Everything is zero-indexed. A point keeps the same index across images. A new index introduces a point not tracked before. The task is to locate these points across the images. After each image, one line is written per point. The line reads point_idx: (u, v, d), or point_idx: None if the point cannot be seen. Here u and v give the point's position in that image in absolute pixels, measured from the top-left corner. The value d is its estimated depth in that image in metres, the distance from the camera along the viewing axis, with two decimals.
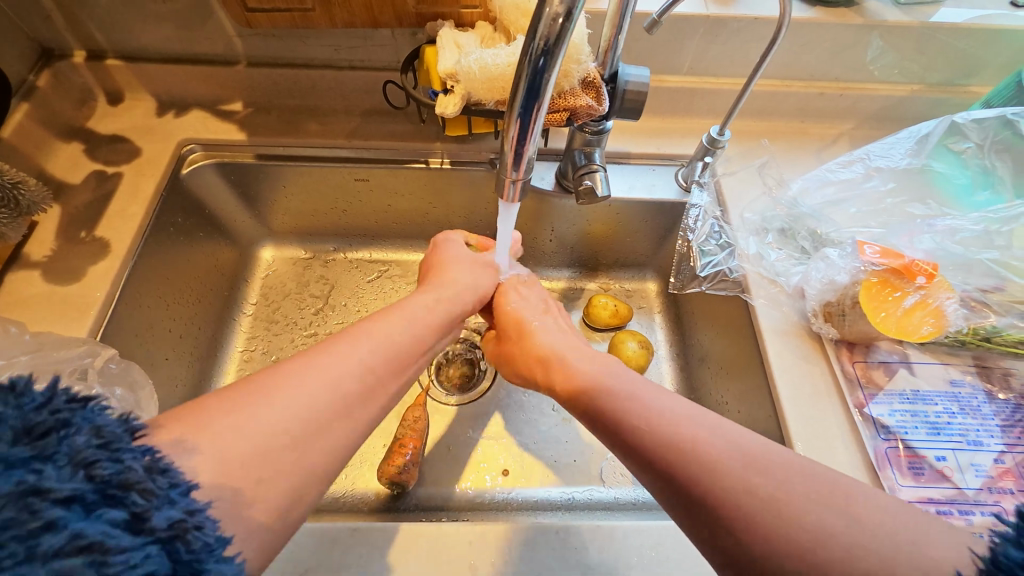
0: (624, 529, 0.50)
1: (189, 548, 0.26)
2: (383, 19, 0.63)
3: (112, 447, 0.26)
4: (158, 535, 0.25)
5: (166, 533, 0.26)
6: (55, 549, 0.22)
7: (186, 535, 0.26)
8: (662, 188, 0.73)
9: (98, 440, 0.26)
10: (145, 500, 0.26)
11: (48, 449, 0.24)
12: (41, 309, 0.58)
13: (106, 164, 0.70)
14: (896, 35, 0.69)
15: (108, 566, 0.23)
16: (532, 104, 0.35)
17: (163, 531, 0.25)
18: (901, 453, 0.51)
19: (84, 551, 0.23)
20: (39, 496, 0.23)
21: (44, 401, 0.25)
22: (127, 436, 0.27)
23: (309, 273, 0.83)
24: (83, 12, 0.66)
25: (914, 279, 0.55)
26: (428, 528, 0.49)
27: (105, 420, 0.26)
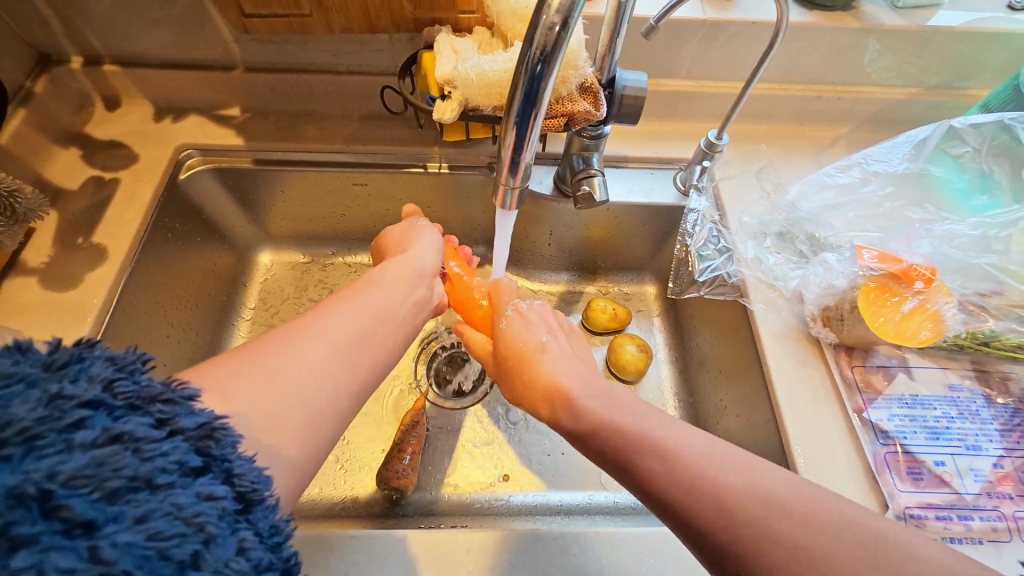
0: (625, 535, 0.50)
1: (219, 444, 0.30)
2: (380, 24, 0.63)
3: (129, 369, 0.28)
4: (187, 434, 0.28)
5: (194, 433, 0.29)
6: (91, 440, 0.25)
7: (213, 434, 0.30)
8: (660, 191, 0.73)
9: (115, 365, 0.28)
10: (169, 408, 0.29)
11: (69, 376, 0.27)
12: (38, 316, 0.58)
13: (103, 170, 0.70)
14: (893, 38, 0.69)
15: (144, 451, 0.26)
16: (528, 111, 0.35)
17: (192, 431, 0.29)
18: (900, 458, 0.51)
19: (118, 440, 0.25)
20: (67, 400, 0.25)
21: (54, 348, 0.27)
22: (141, 363, 0.29)
23: (308, 278, 0.83)
24: (80, 18, 0.66)
25: (912, 284, 0.55)
26: (427, 536, 0.49)
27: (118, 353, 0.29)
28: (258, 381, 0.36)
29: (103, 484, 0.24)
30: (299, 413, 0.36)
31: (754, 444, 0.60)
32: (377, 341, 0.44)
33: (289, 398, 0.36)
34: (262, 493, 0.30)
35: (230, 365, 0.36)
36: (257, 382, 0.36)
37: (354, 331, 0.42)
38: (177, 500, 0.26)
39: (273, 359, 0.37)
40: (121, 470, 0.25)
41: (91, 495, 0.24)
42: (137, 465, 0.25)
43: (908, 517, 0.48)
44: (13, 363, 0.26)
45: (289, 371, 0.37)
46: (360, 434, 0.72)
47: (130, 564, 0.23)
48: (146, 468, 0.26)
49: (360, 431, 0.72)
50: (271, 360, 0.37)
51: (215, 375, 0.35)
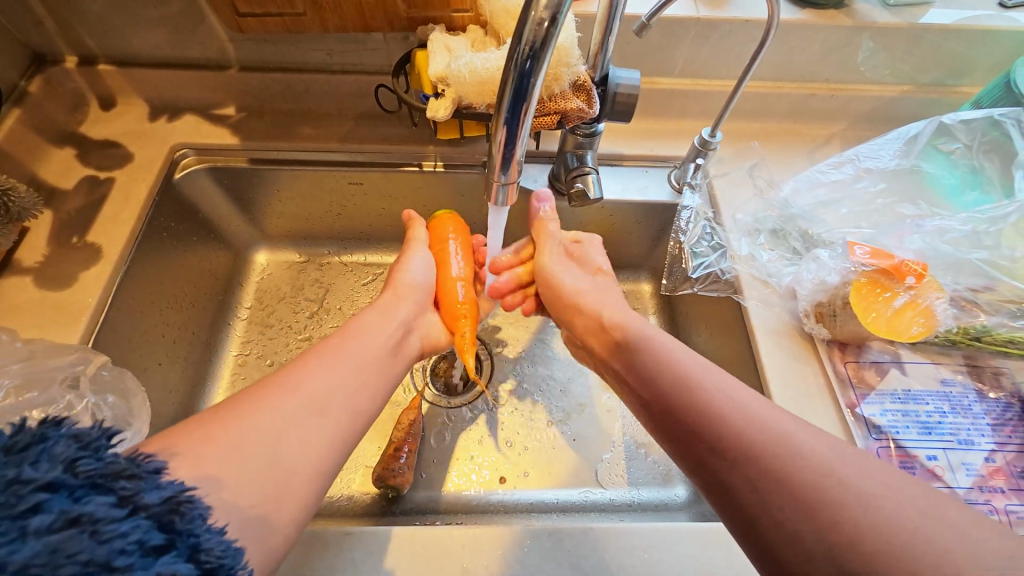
0: (619, 530, 0.50)
1: (184, 519, 0.28)
2: (374, 23, 0.63)
3: (94, 446, 0.27)
4: (150, 510, 0.27)
5: (158, 508, 0.28)
6: (47, 526, 0.24)
7: (178, 508, 0.28)
8: (655, 190, 0.73)
9: (79, 443, 0.27)
10: (133, 484, 0.28)
11: (30, 459, 0.26)
12: (33, 315, 0.58)
13: (98, 169, 0.70)
14: (886, 36, 0.70)
15: (102, 533, 0.25)
16: (518, 107, 0.35)
17: (156, 507, 0.28)
18: (892, 453, 0.51)
19: (75, 523, 0.25)
20: (23, 484, 0.25)
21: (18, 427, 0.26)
22: (107, 437, 0.28)
23: (304, 277, 0.83)
24: (74, 17, 0.66)
25: (904, 279, 0.55)
26: (421, 532, 0.49)
27: (84, 426, 0.28)
28: (227, 445, 0.37)
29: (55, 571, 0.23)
30: (274, 474, 0.38)
31: None
32: (348, 399, 0.45)
33: (261, 461, 0.38)
34: (231, 568, 0.29)
35: (204, 432, 0.37)
36: (225, 447, 0.37)
37: (327, 389, 0.44)
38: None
39: (247, 419, 0.39)
40: (76, 556, 0.24)
41: None
42: (93, 549, 0.25)
43: None
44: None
45: (261, 432, 0.39)
46: None
47: None
48: (104, 551, 0.25)
49: None
50: (242, 423, 0.39)
51: (193, 440, 0.37)
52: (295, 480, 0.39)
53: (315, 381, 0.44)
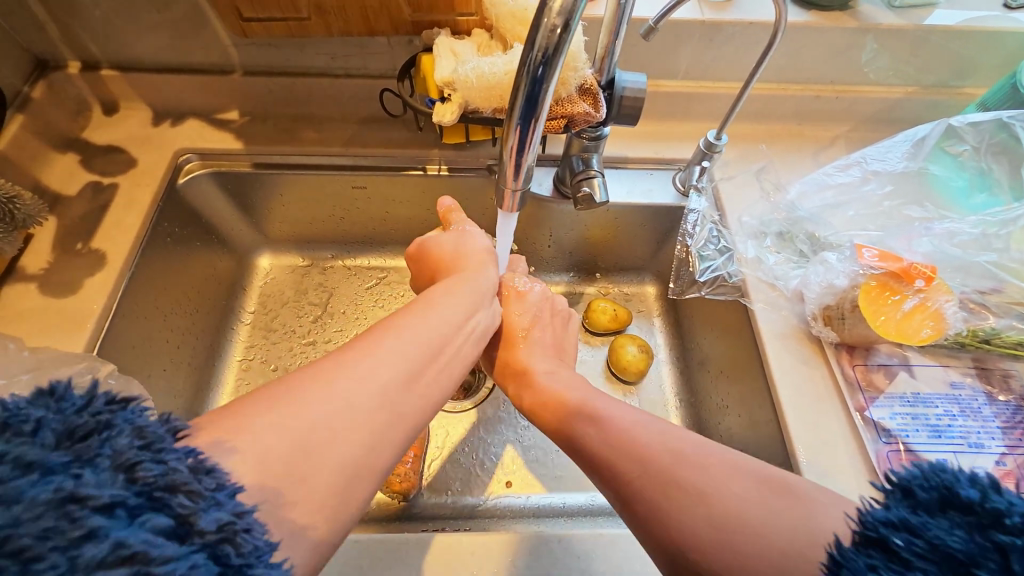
0: (628, 536, 0.50)
1: (239, 551, 0.26)
2: (379, 27, 0.63)
3: (156, 447, 0.26)
4: (206, 539, 0.25)
5: (214, 536, 0.25)
6: (98, 558, 0.22)
7: (234, 538, 0.26)
8: (660, 193, 0.73)
9: (141, 442, 0.25)
10: (191, 502, 0.25)
11: (92, 449, 0.24)
12: (37, 322, 0.57)
13: (102, 175, 0.70)
14: (891, 37, 0.69)
15: (157, 574, 0.23)
16: (531, 114, 0.35)
17: (212, 534, 0.25)
18: (902, 457, 0.51)
19: (130, 559, 0.22)
20: (79, 503, 0.22)
21: (82, 405, 0.25)
22: (169, 436, 0.27)
23: (308, 281, 0.83)
24: (78, 23, 0.66)
25: (913, 283, 0.55)
26: (430, 539, 0.49)
27: (149, 422, 0.27)
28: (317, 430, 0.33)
29: None
30: (331, 449, 0.33)
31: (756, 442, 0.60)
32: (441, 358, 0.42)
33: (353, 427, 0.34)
34: None
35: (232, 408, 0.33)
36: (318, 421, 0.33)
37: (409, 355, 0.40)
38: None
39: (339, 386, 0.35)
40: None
41: None
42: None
43: None
44: (41, 419, 0.24)
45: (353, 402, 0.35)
46: None
47: None
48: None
49: None
50: (307, 394, 0.34)
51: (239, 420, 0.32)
52: (368, 451, 0.34)
53: (389, 344, 0.39)
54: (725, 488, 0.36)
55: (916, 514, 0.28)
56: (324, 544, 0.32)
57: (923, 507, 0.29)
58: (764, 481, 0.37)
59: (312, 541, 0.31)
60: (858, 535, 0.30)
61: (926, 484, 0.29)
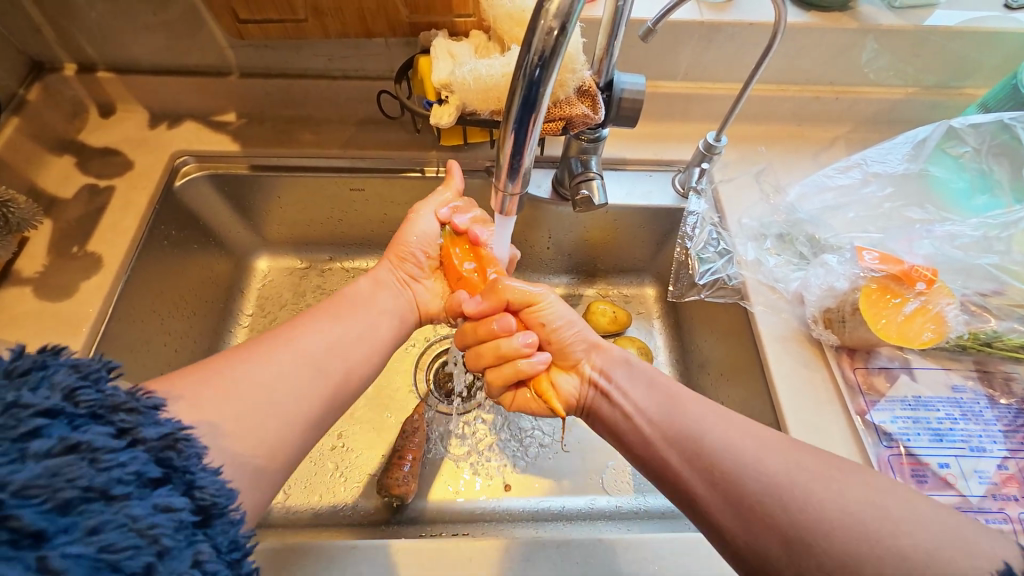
0: (627, 541, 0.49)
1: (181, 456, 0.30)
2: (376, 29, 0.63)
3: (93, 377, 0.28)
4: (149, 445, 0.28)
5: (156, 443, 0.29)
6: (46, 450, 0.24)
7: (176, 445, 0.30)
8: (659, 194, 0.73)
9: (78, 373, 0.28)
10: (132, 418, 0.29)
11: (30, 383, 0.26)
12: (33, 327, 0.57)
13: (98, 178, 0.69)
14: (891, 37, 0.69)
15: (102, 461, 0.26)
16: (527, 116, 0.34)
17: (154, 441, 0.29)
18: (904, 461, 0.50)
19: (75, 450, 0.25)
20: (23, 408, 0.25)
21: (13, 356, 0.27)
22: (106, 370, 0.29)
23: (306, 283, 0.82)
24: (74, 25, 0.66)
25: (914, 285, 0.55)
26: (428, 546, 0.48)
27: (82, 359, 0.29)
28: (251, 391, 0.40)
29: (57, 493, 0.24)
30: (261, 402, 0.41)
31: None
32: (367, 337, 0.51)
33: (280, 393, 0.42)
34: (225, 505, 0.31)
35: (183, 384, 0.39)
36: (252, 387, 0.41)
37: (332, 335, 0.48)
38: (134, 511, 0.26)
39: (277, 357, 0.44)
40: (76, 480, 0.24)
41: (43, 505, 0.23)
42: (93, 475, 0.25)
43: None
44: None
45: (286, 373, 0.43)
46: (359, 441, 0.71)
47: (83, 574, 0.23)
48: (103, 478, 0.25)
49: (361, 438, 0.71)
50: (243, 373, 0.41)
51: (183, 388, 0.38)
52: (305, 404, 0.43)
53: (312, 331, 0.47)
54: (849, 507, 0.35)
55: None
56: (266, 483, 0.40)
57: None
58: (898, 500, 0.35)
59: (259, 474, 0.39)
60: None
61: None
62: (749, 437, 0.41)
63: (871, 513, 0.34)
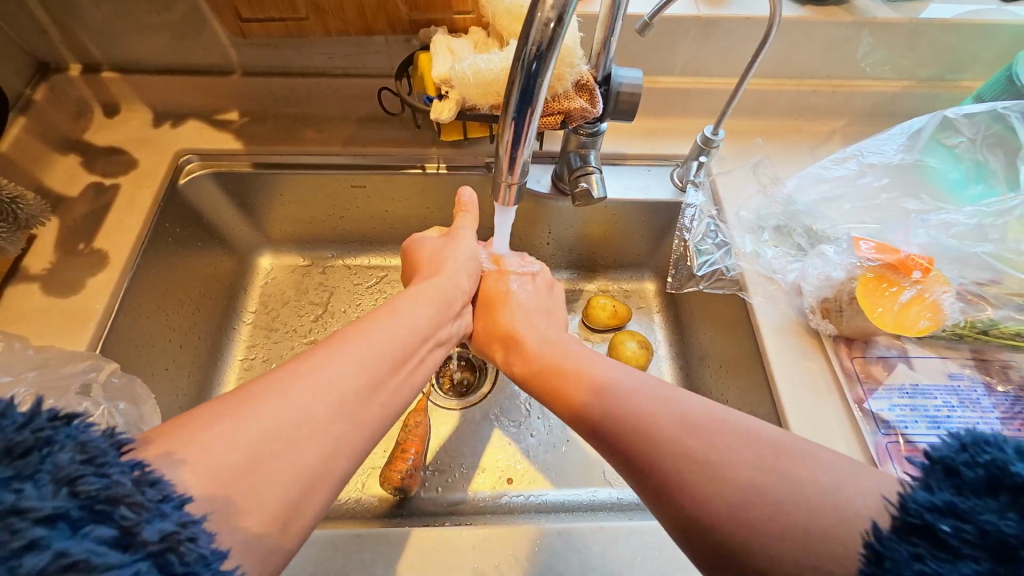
0: (626, 530, 0.50)
1: (183, 561, 0.25)
2: (377, 26, 0.64)
3: (99, 462, 0.25)
4: (149, 548, 0.24)
5: (157, 547, 0.24)
6: (38, 568, 0.21)
7: (178, 547, 0.25)
8: (657, 188, 0.73)
9: (84, 456, 0.25)
10: (134, 514, 0.25)
11: (31, 466, 0.23)
12: (41, 322, 0.58)
13: (103, 176, 0.70)
14: (886, 32, 0.70)
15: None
16: (525, 108, 0.35)
17: (155, 544, 0.24)
18: (901, 448, 0.51)
19: (69, 571, 0.22)
20: (22, 516, 0.22)
21: (24, 420, 0.24)
22: (115, 449, 0.26)
23: (308, 280, 0.83)
24: (79, 25, 0.67)
25: (910, 274, 0.56)
26: (433, 535, 0.49)
27: (93, 436, 0.26)
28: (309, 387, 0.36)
29: None
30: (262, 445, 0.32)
31: None
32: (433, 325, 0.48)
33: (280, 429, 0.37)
34: None
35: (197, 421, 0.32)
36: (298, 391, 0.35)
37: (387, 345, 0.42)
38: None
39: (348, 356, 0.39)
40: None
41: None
42: None
43: None
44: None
45: (340, 380, 0.37)
46: None
47: None
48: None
49: None
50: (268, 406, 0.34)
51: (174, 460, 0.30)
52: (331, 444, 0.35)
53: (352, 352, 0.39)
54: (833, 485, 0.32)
55: (964, 496, 0.26)
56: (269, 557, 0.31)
57: (968, 487, 0.26)
58: None
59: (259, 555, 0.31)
60: (898, 520, 0.28)
61: (972, 460, 0.27)
62: (697, 438, 0.36)
63: (833, 502, 0.31)
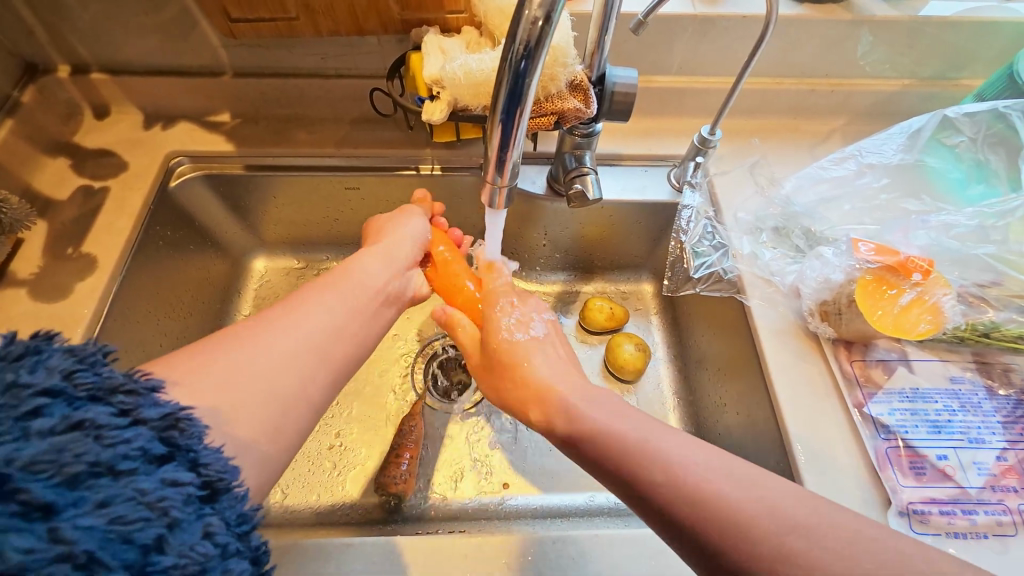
0: (622, 537, 0.49)
1: (184, 434, 0.31)
2: (368, 26, 0.63)
3: (90, 360, 0.29)
4: (150, 424, 0.29)
5: (158, 423, 0.30)
6: (50, 428, 0.26)
7: (177, 424, 0.31)
8: (654, 189, 0.73)
9: (75, 357, 0.29)
10: (131, 399, 0.29)
11: (27, 366, 0.28)
12: (27, 328, 0.57)
13: (92, 179, 0.69)
14: (885, 30, 0.69)
15: (105, 438, 0.27)
16: (513, 108, 0.34)
17: (155, 421, 0.30)
18: (901, 453, 0.50)
19: (79, 428, 0.27)
20: (24, 389, 0.27)
21: (12, 339, 0.28)
22: (104, 354, 0.30)
23: (303, 283, 0.82)
24: (67, 26, 0.66)
25: (910, 276, 0.55)
26: (426, 544, 0.48)
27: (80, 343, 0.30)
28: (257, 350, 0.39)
29: (63, 468, 0.25)
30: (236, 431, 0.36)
31: (754, 440, 0.59)
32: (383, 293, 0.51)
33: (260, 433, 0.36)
34: (229, 480, 0.32)
35: None
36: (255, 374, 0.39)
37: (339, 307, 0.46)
38: (141, 485, 0.27)
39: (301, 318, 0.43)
40: (82, 456, 0.26)
41: (52, 479, 0.25)
42: (99, 451, 0.27)
43: (911, 513, 0.47)
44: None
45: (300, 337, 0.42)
46: (357, 439, 0.71)
47: (92, 544, 0.25)
48: (108, 454, 0.27)
49: (358, 436, 0.71)
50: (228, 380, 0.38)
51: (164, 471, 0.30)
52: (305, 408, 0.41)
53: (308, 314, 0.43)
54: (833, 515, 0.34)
55: None
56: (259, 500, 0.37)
57: None
58: None
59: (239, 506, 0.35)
60: None
61: None
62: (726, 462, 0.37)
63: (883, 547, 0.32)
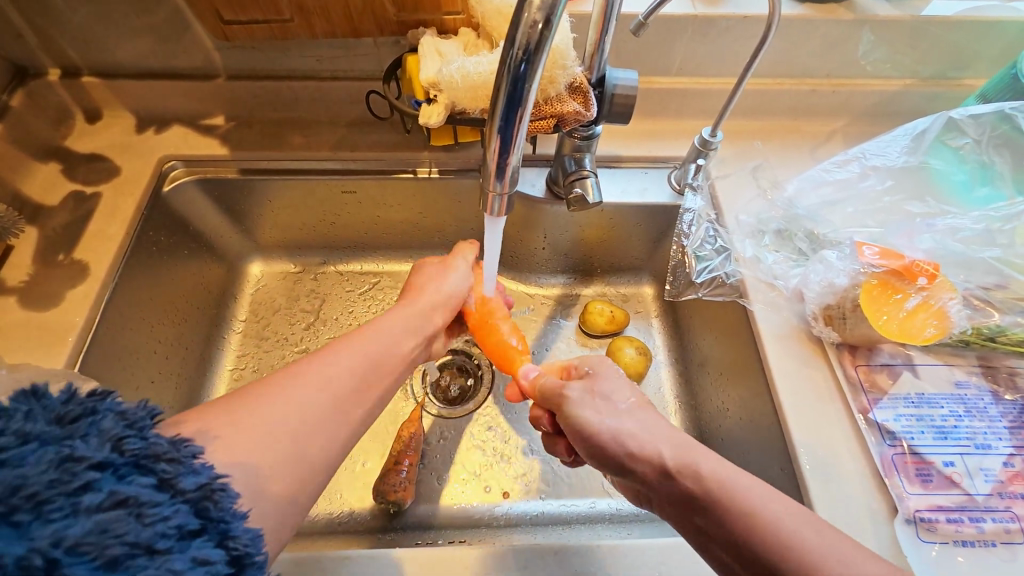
0: (624, 547, 0.48)
1: (217, 506, 0.30)
2: (363, 28, 0.62)
3: (139, 426, 0.29)
4: (187, 495, 0.29)
5: (194, 494, 0.29)
6: (96, 504, 0.25)
7: (212, 495, 0.30)
8: (654, 191, 0.72)
9: (125, 422, 0.29)
10: (173, 467, 0.29)
11: (80, 432, 0.27)
12: (18, 339, 0.56)
13: (84, 184, 0.68)
14: (888, 29, 0.68)
15: (146, 516, 0.27)
16: (514, 114, 0.33)
17: (192, 492, 0.29)
18: (908, 460, 0.49)
19: (122, 505, 0.26)
20: (76, 462, 0.26)
21: (67, 398, 0.28)
22: (150, 418, 0.30)
23: (300, 287, 0.81)
24: (57, 30, 0.65)
25: (915, 280, 0.54)
26: (426, 555, 0.47)
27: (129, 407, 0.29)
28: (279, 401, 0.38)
29: (104, 551, 0.25)
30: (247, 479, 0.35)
31: (756, 446, 0.58)
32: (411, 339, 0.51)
33: (305, 428, 0.38)
34: (256, 555, 0.31)
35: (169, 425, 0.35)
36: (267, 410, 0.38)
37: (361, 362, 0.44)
38: (174, 566, 0.26)
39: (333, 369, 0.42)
40: (123, 536, 0.25)
41: (93, 562, 0.24)
42: (138, 530, 0.26)
43: (919, 520, 0.46)
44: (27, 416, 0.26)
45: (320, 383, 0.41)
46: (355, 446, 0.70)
47: None
48: (147, 534, 0.26)
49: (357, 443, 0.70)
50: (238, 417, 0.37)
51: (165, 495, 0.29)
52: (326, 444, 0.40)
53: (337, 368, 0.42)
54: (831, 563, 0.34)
55: None
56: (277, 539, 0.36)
57: None
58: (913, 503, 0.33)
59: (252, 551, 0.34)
60: None
61: None
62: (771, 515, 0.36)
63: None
